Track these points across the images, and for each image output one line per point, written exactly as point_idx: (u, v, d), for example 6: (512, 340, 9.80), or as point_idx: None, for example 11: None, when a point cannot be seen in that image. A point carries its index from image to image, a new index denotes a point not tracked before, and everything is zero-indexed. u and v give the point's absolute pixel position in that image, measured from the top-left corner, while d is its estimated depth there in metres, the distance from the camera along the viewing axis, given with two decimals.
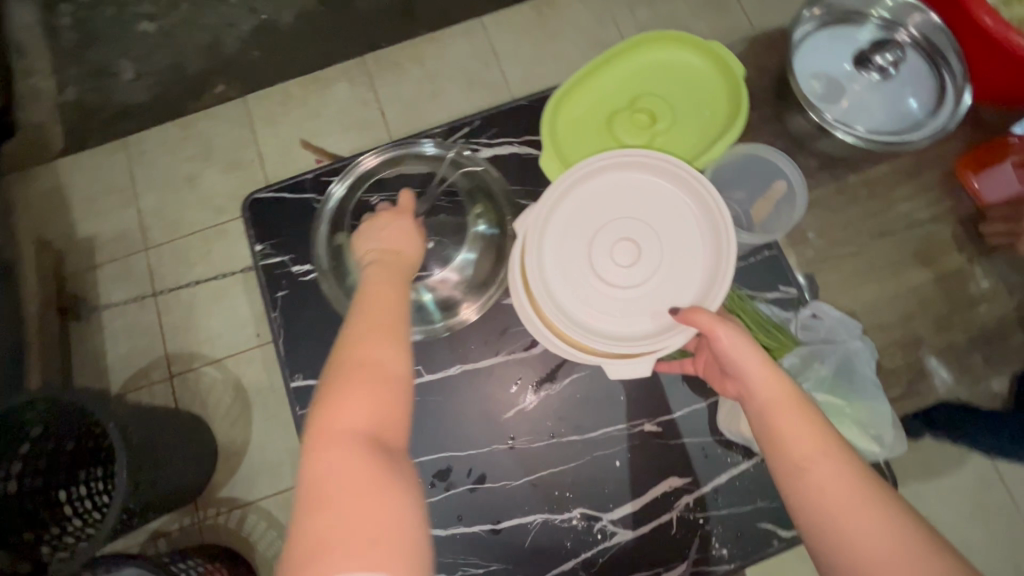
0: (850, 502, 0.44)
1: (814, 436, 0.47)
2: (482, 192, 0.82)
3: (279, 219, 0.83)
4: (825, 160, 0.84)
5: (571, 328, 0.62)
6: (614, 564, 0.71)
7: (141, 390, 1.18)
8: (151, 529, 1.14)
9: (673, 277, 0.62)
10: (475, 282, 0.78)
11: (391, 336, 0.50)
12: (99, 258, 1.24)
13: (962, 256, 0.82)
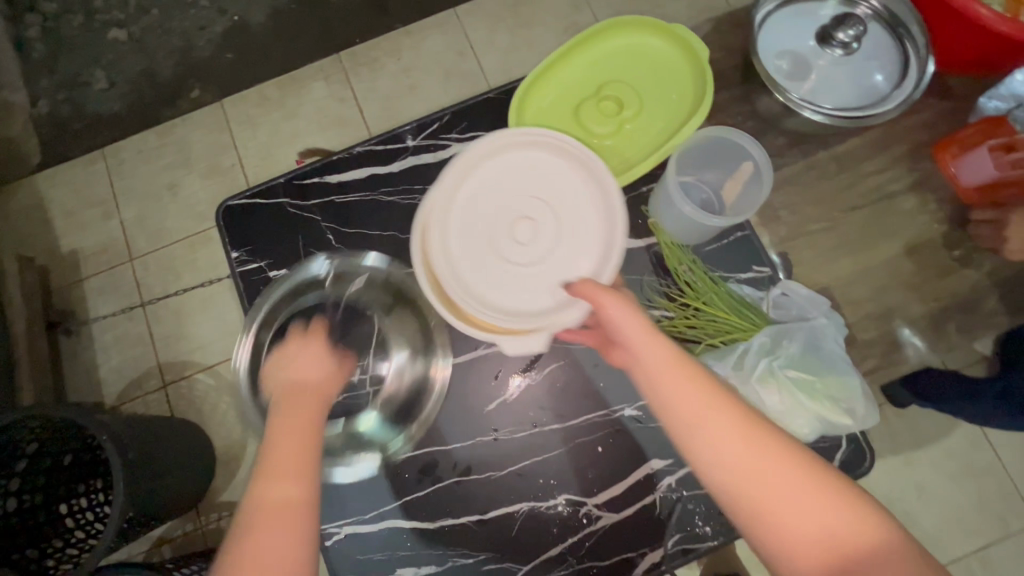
0: (747, 456, 0.47)
1: (701, 399, 0.50)
2: (399, 297, 0.81)
3: (254, 225, 0.83)
4: (796, 137, 0.84)
5: (467, 301, 0.65)
6: (601, 547, 0.73)
7: (136, 401, 1.19)
8: (154, 537, 1.15)
9: (569, 255, 0.66)
10: (416, 389, 0.78)
11: (290, 522, 0.49)
12: (86, 271, 1.24)
13: (933, 226, 0.83)
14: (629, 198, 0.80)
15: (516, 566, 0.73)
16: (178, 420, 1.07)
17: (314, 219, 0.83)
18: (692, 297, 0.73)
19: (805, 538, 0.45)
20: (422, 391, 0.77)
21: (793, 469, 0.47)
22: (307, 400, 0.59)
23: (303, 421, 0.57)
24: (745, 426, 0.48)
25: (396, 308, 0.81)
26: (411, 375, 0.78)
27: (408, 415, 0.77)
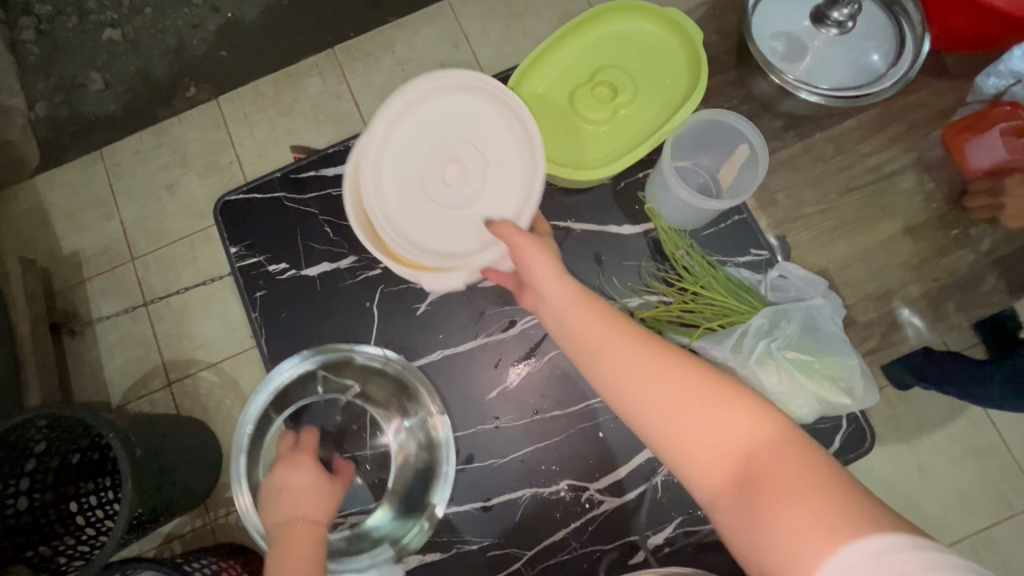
0: (642, 377, 0.49)
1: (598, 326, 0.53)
2: (392, 380, 0.79)
3: (252, 220, 0.83)
4: (791, 120, 0.84)
5: (391, 238, 0.64)
6: (604, 532, 0.73)
7: (141, 400, 1.20)
8: (165, 532, 1.17)
9: (497, 200, 0.64)
10: (422, 473, 0.76)
11: None
12: (88, 272, 1.25)
13: (932, 205, 0.83)
14: (626, 183, 0.81)
15: (520, 552, 0.73)
16: (184, 418, 1.07)
17: (312, 212, 0.83)
18: (690, 282, 0.73)
19: (710, 450, 0.45)
20: (429, 475, 0.76)
21: (695, 388, 0.47)
22: (308, 538, 0.60)
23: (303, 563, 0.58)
24: (639, 347, 0.50)
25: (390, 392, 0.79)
26: (416, 446, 0.78)
27: (417, 503, 0.75)
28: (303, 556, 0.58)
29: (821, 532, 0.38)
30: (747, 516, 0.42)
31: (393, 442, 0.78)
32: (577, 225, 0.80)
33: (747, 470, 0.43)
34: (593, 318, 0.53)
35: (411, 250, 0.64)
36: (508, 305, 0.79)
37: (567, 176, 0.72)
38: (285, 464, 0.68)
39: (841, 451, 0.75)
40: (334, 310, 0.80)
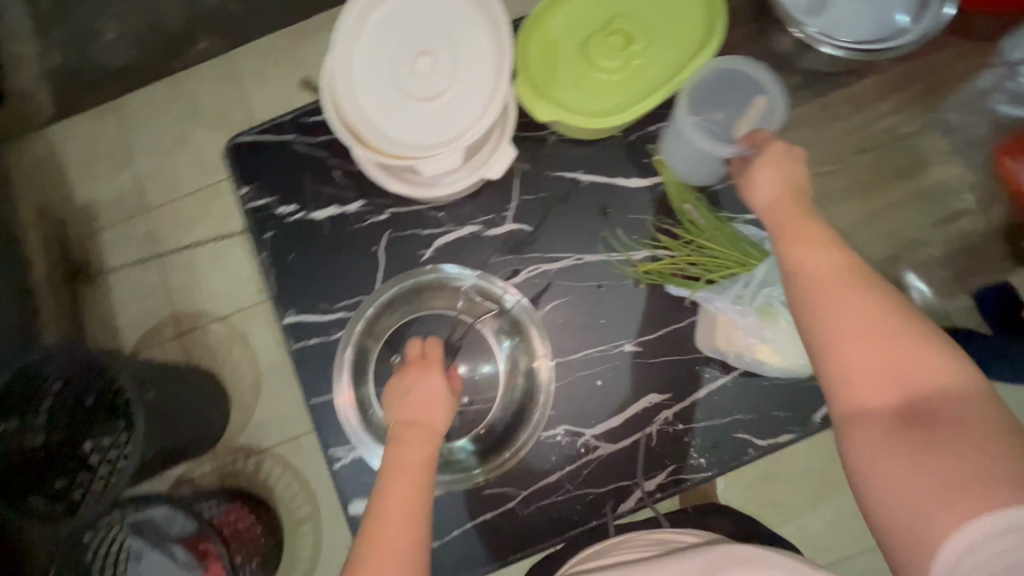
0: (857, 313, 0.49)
1: (827, 257, 0.52)
2: (508, 315, 0.79)
3: (261, 162, 0.84)
4: (808, 77, 0.81)
5: (361, 126, 0.66)
6: (598, 476, 0.75)
7: (153, 348, 1.23)
8: (175, 476, 1.21)
9: (466, 94, 0.66)
10: (520, 401, 0.79)
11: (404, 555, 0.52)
12: (100, 223, 1.27)
13: (945, 170, 0.82)
14: (636, 136, 0.80)
15: (514, 492, 0.75)
16: (189, 368, 1.09)
17: (321, 155, 0.83)
18: (694, 234, 0.74)
19: (886, 391, 0.46)
20: (523, 411, 0.78)
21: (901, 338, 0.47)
22: (418, 448, 0.58)
23: (413, 476, 0.56)
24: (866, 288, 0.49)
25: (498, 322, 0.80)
26: (522, 374, 0.79)
27: (511, 429, 0.78)
28: (413, 464, 0.57)
29: (969, 497, 0.41)
30: (899, 457, 0.45)
31: (498, 363, 0.80)
32: (585, 176, 0.79)
33: (926, 420, 0.45)
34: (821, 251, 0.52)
35: (379, 138, 0.66)
36: (515, 254, 0.79)
37: (577, 124, 0.72)
38: (415, 369, 0.64)
39: None
40: (335, 251, 0.82)
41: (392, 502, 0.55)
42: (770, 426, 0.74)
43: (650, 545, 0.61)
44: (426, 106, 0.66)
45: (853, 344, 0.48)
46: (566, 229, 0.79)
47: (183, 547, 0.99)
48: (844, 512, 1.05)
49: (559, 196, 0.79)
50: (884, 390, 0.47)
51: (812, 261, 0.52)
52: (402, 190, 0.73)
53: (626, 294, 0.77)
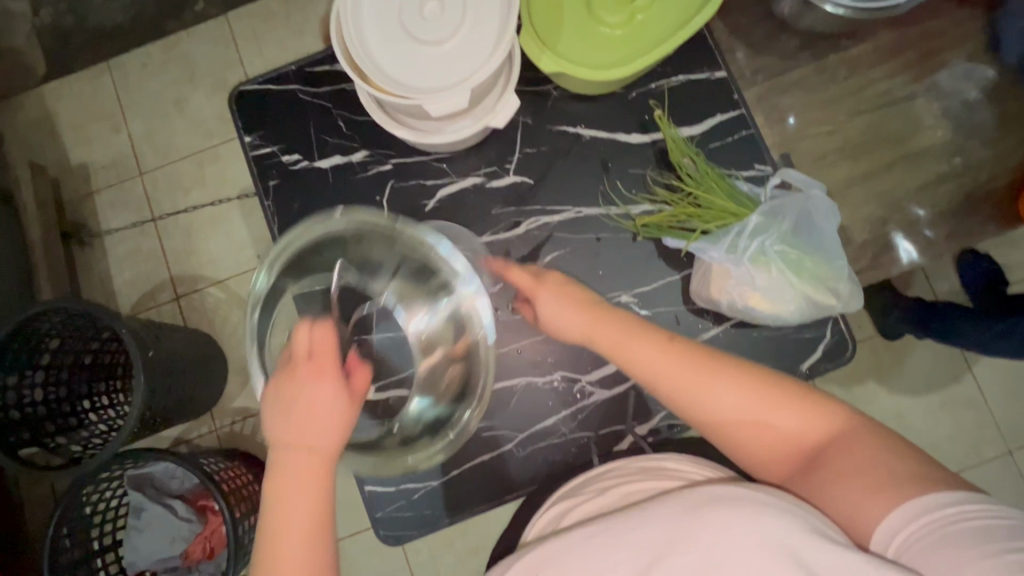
0: (700, 390, 0.56)
1: (650, 354, 0.58)
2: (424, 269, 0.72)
3: (266, 111, 0.84)
4: (807, 39, 0.85)
5: (371, 70, 0.66)
6: (592, 421, 0.78)
7: (150, 311, 1.24)
8: (173, 437, 1.23)
9: (474, 40, 0.67)
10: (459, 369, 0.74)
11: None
12: (95, 185, 1.26)
13: (937, 133, 0.83)
14: (638, 93, 0.81)
15: (511, 435, 0.78)
16: (186, 329, 1.10)
17: (326, 106, 0.84)
18: (692, 186, 0.75)
19: (773, 440, 0.54)
20: (467, 379, 0.73)
21: (745, 391, 0.55)
22: (312, 464, 0.55)
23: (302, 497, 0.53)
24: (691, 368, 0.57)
25: (427, 278, 0.73)
26: (454, 339, 0.74)
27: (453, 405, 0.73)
28: (306, 484, 0.54)
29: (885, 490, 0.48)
30: (822, 483, 0.51)
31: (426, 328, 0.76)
32: (587, 131, 0.81)
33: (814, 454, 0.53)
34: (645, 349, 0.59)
35: (389, 81, 0.66)
36: (516, 207, 0.81)
37: (581, 75, 0.73)
38: (300, 384, 0.57)
39: (824, 359, 0.77)
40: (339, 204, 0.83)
41: (285, 528, 0.53)
42: None
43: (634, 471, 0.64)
44: (434, 51, 0.67)
45: (716, 423, 0.55)
46: (567, 182, 0.80)
47: (182, 501, 1.05)
48: None
49: (560, 150, 0.81)
50: (769, 437, 0.54)
51: (645, 369, 0.58)
52: (408, 136, 0.74)
53: (623, 247, 0.79)
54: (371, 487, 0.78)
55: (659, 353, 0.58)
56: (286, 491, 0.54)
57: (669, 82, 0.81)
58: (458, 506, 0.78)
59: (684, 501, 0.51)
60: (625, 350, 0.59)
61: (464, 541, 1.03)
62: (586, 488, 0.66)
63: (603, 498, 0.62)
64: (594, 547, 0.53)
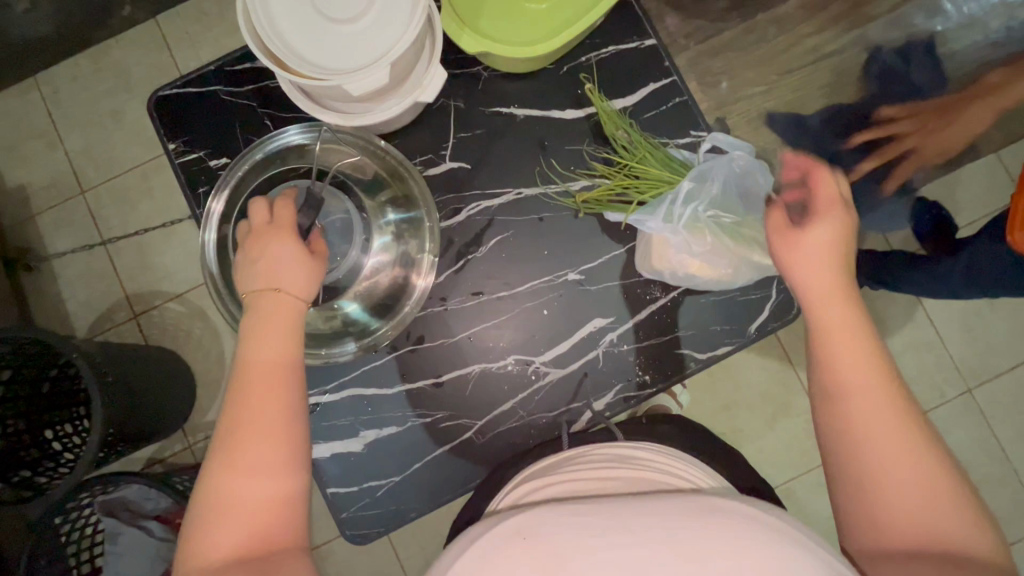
0: (882, 422, 0.48)
1: (858, 341, 0.51)
2: (392, 177, 0.74)
3: (188, 115, 0.81)
4: (735, 1, 0.84)
5: (285, 55, 0.64)
6: (548, 400, 0.78)
7: (108, 332, 1.20)
8: (146, 457, 1.20)
9: (386, 17, 0.64)
10: (398, 287, 0.74)
11: (278, 443, 0.50)
12: (37, 207, 1.21)
13: (868, 85, 0.84)
14: (569, 68, 0.80)
15: (471, 423, 0.78)
16: (148, 348, 1.07)
17: (250, 105, 0.81)
18: (627, 158, 0.75)
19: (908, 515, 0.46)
20: (400, 290, 0.74)
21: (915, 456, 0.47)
22: (278, 311, 0.55)
23: (273, 334, 0.54)
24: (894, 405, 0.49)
25: (378, 191, 0.74)
26: (399, 262, 0.74)
27: (385, 309, 0.74)
28: (276, 338, 0.54)
29: None
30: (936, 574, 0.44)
31: (377, 245, 0.73)
32: (520, 111, 0.79)
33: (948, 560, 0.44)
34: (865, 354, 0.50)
35: (306, 66, 0.64)
36: (455, 192, 0.79)
37: (503, 53, 0.72)
38: (263, 237, 0.57)
39: (771, 318, 0.78)
40: None
41: (261, 371, 0.52)
42: (709, 340, 0.78)
43: (615, 461, 0.63)
44: (348, 30, 0.65)
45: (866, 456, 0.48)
46: (505, 163, 0.79)
47: (158, 522, 1.02)
48: (796, 431, 1.15)
49: (495, 133, 0.79)
50: (893, 482, 0.47)
51: (853, 367, 0.50)
52: (336, 121, 0.70)
53: (566, 225, 0.78)
54: (335, 488, 0.77)
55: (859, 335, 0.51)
56: (259, 349, 0.53)
57: (600, 55, 0.79)
58: (427, 498, 0.78)
59: (692, 506, 0.50)
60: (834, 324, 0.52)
61: (449, 524, 1.05)
62: (557, 471, 0.63)
63: (576, 481, 0.60)
64: (587, 522, 0.49)
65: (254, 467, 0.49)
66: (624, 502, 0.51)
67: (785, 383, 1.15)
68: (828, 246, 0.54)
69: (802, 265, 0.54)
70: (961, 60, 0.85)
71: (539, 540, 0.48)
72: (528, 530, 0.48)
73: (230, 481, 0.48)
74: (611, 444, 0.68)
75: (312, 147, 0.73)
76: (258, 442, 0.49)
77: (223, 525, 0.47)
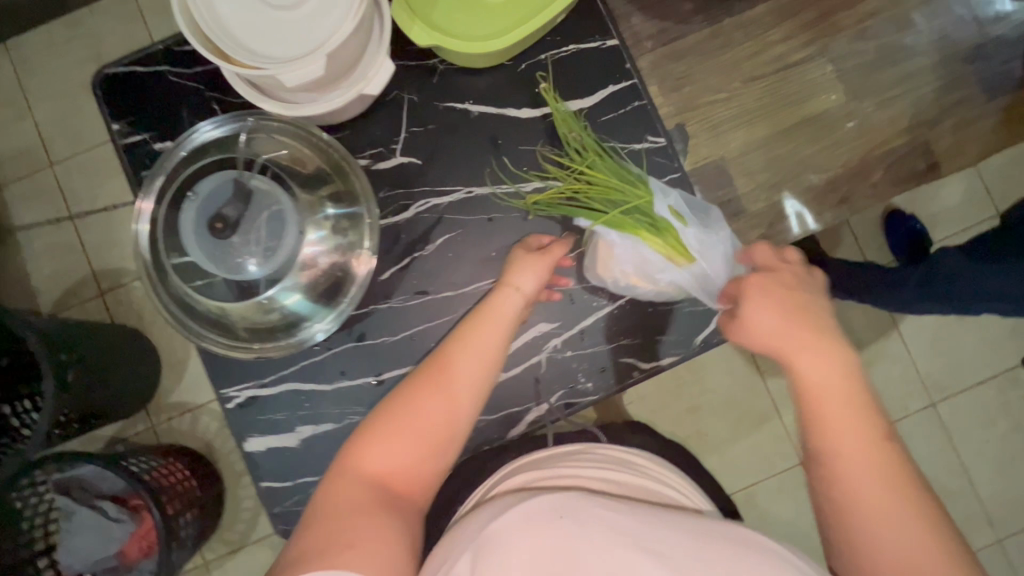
0: (873, 486, 0.48)
1: (845, 408, 0.51)
2: (334, 170, 0.72)
3: (135, 95, 0.79)
4: (701, 4, 0.82)
5: (221, 41, 0.61)
6: (490, 402, 0.78)
7: (73, 309, 1.17)
8: (109, 435, 1.18)
9: (325, 6, 0.62)
10: (335, 281, 0.72)
11: (454, 409, 0.57)
12: (7, 178, 1.18)
13: (833, 98, 0.82)
14: (527, 66, 0.78)
15: None
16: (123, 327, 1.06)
17: (197, 88, 0.78)
18: (578, 162, 0.72)
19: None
20: (339, 281, 0.72)
21: (908, 526, 0.47)
22: (501, 312, 0.63)
23: (494, 329, 0.61)
24: (890, 471, 0.49)
25: (318, 185, 0.72)
26: (336, 255, 0.72)
27: (329, 300, 0.72)
28: (493, 330, 0.61)
29: None
30: None
31: (313, 238, 0.71)
32: (475, 107, 0.77)
33: None
34: (850, 419, 0.51)
35: (242, 52, 0.62)
36: (403, 189, 0.77)
37: (457, 49, 0.70)
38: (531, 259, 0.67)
39: (720, 330, 0.77)
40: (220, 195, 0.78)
41: (474, 347, 0.60)
42: (654, 349, 0.77)
43: (605, 460, 0.65)
44: (289, 18, 0.63)
45: (861, 541, 0.48)
46: (456, 161, 0.77)
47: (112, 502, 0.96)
48: (758, 439, 1.16)
49: (447, 128, 0.77)
50: (884, 553, 0.47)
51: (841, 431, 0.51)
52: (276, 109, 0.67)
53: (516, 228, 0.77)
54: (268, 483, 0.76)
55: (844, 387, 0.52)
56: (481, 336, 0.61)
57: (558, 53, 0.77)
58: None
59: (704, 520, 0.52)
60: (830, 403, 0.52)
61: None
62: (558, 463, 0.64)
63: (576, 476, 0.61)
64: (612, 517, 0.50)
65: (434, 405, 0.56)
66: (642, 508, 0.52)
67: (748, 391, 1.15)
68: (790, 318, 0.56)
69: (765, 336, 0.57)
70: (930, 76, 0.83)
71: (578, 517, 0.49)
72: (568, 509, 0.50)
73: (415, 407, 0.56)
74: (605, 446, 0.69)
75: (240, 136, 0.71)
76: (437, 391, 0.57)
77: (391, 451, 0.54)
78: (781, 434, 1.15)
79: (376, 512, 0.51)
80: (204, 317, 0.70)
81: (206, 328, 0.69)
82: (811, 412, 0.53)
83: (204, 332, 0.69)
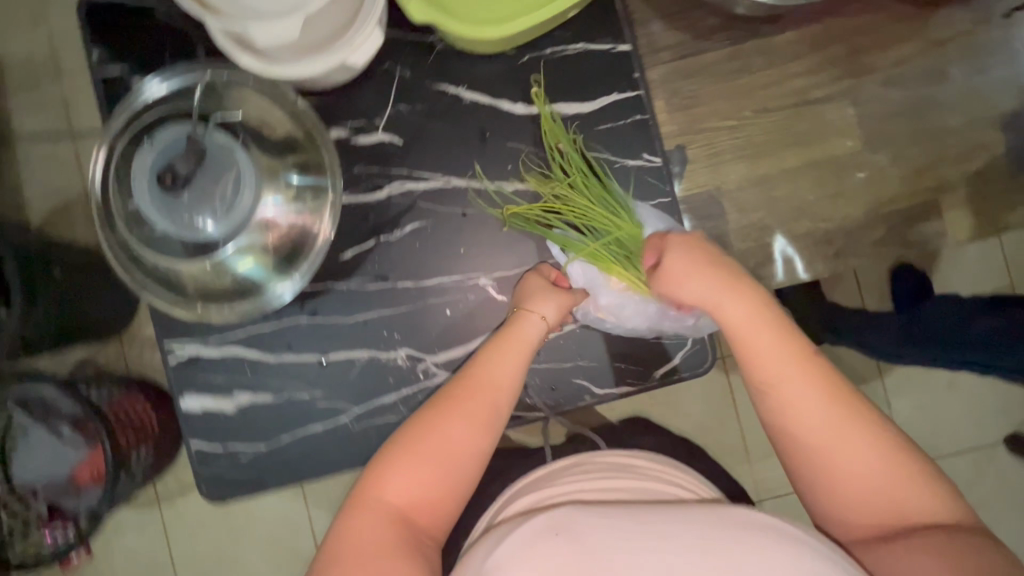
0: (826, 423, 0.55)
1: (777, 353, 0.57)
2: (304, 138, 0.69)
3: (120, 24, 0.75)
4: (728, 20, 0.78)
5: None
6: None
7: (63, 226, 1.11)
8: (79, 358, 1.09)
9: None
10: (292, 250, 0.69)
11: (478, 440, 0.60)
12: (11, 82, 1.13)
13: (848, 143, 0.79)
14: (530, 57, 0.73)
15: (348, 407, 0.75)
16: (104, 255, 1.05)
17: (186, 28, 0.75)
18: (565, 180, 0.71)
19: (863, 497, 0.54)
20: (297, 249, 0.69)
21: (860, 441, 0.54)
22: (522, 335, 0.66)
23: (517, 357, 0.65)
24: (832, 403, 0.55)
25: (285, 152, 0.69)
26: (294, 223, 0.69)
27: (283, 268, 0.69)
28: (514, 356, 0.65)
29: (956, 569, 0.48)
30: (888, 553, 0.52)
31: (271, 206, 0.67)
32: (468, 93, 0.73)
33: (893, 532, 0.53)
34: (792, 365, 0.57)
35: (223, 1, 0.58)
36: (380, 168, 0.74)
37: (453, 29, 0.64)
38: (549, 297, 0.69)
39: (680, 367, 0.74)
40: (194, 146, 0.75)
41: (501, 373, 0.63)
42: (609, 376, 0.74)
43: (603, 469, 0.61)
44: None
45: (827, 472, 0.55)
46: (439, 147, 0.74)
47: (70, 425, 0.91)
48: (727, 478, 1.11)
49: (435, 111, 0.73)
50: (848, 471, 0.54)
51: (786, 381, 0.57)
52: (253, 66, 0.62)
53: (489, 228, 0.74)
54: (197, 443, 0.75)
55: (762, 326, 0.59)
56: (502, 362, 0.64)
57: (564, 51, 0.73)
58: (293, 473, 0.75)
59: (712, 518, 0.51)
60: (764, 353, 0.58)
61: None
62: (553, 481, 0.61)
63: (578, 493, 0.58)
64: (611, 535, 0.49)
65: (460, 433, 0.59)
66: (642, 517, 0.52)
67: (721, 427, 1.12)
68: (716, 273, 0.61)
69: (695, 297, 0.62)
70: (944, 140, 0.80)
71: (575, 537, 0.49)
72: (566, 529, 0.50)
73: (439, 436, 0.59)
74: (609, 453, 0.65)
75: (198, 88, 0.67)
76: (460, 418, 0.60)
77: (417, 479, 0.57)
78: (753, 474, 1.10)
79: (400, 549, 0.54)
80: (151, 270, 0.67)
81: (153, 282, 0.67)
82: (754, 365, 0.58)
83: (151, 287, 0.67)
